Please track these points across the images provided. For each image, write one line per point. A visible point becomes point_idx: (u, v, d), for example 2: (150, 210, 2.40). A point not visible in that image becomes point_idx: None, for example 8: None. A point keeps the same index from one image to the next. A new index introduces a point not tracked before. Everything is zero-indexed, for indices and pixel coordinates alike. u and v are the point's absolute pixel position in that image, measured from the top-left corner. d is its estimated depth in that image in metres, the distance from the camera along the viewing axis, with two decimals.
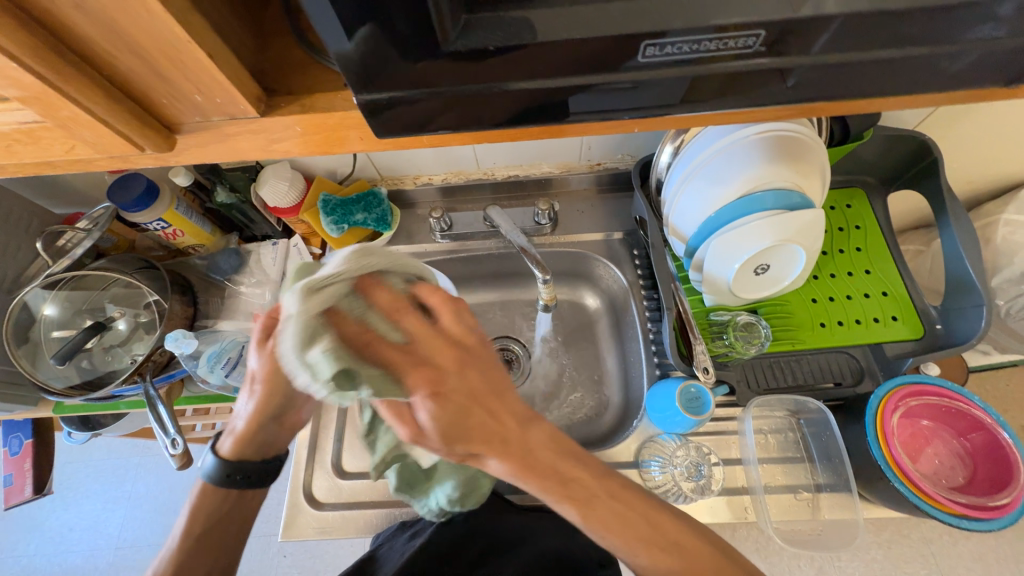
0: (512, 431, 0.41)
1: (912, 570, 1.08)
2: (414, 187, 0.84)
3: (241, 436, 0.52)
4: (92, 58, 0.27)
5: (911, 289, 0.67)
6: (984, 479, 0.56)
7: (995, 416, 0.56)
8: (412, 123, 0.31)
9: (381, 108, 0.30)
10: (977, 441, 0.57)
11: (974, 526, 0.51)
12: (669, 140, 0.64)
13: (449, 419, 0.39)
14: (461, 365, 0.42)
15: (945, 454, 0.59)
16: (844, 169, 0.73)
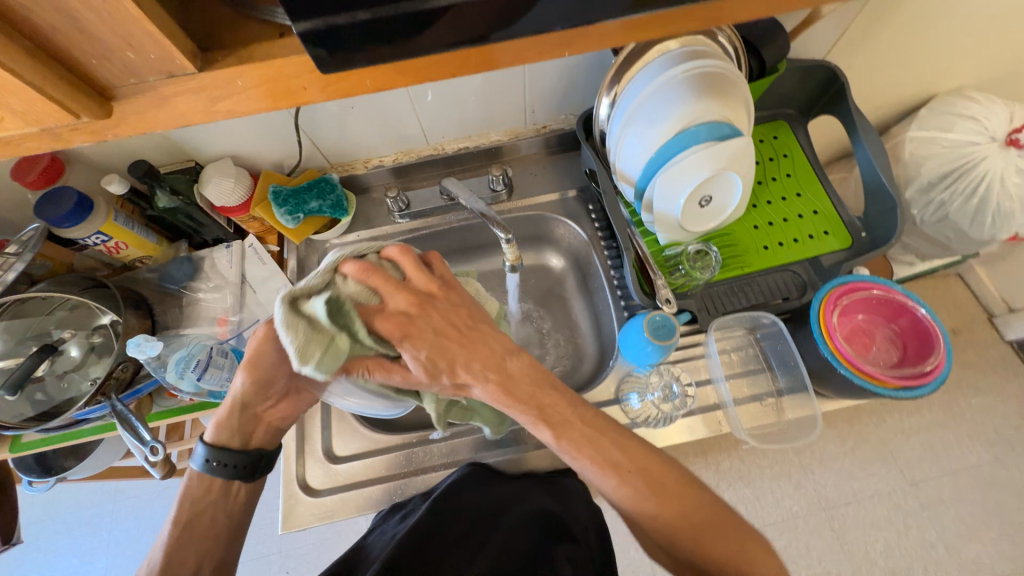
0: (497, 353, 0.56)
1: (874, 468, 1.26)
2: (366, 170, 0.84)
3: (221, 420, 0.58)
4: (11, 18, 0.26)
5: (837, 205, 0.74)
6: (914, 356, 0.63)
7: (915, 298, 0.63)
8: (352, 50, 0.31)
9: (317, 38, 0.30)
10: (904, 324, 0.65)
11: (915, 394, 0.57)
12: (604, 92, 0.67)
13: (426, 352, 0.54)
14: (431, 308, 0.56)
15: (881, 341, 0.66)
16: (767, 104, 0.79)
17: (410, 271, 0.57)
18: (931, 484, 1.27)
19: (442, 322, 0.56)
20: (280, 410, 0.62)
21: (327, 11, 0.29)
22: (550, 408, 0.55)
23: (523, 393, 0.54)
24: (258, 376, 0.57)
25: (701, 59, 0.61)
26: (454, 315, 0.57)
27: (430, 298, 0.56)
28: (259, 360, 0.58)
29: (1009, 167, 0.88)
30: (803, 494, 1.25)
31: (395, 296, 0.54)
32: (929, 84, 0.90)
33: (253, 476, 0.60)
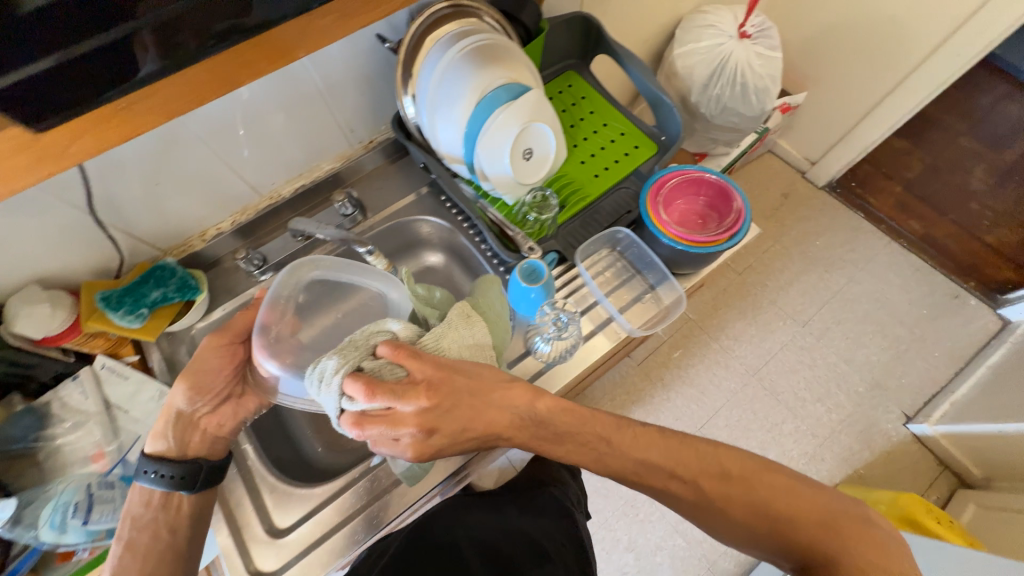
0: (522, 403, 0.58)
1: (777, 326, 1.65)
2: (206, 244, 0.79)
3: (158, 435, 0.62)
4: None
5: (636, 122, 0.87)
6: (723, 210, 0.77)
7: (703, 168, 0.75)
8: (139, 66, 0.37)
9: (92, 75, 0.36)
10: (707, 190, 0.78)
11: (734, 240, 0.71)
12: (402, 91, 0.71)
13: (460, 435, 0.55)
14: (448, 401, 0.53)
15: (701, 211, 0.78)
16: (552, 60, 0.90)
17: (397, 397, 0.49)
18: (806, 317, 1.66)
19: (458, 407, 0.54)
20: (219, 418, 0.64)
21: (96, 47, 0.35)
22: (583, 445, 0.60)
23: (539, 437, 0.59)
24: (195, 380, 0.61)
25: (472, 37, 0.68)
26: (468, 390, 0.55)
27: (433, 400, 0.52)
28: (202, 366, 0.62)
29: (750, 54, 1.11)
30: (732, 370, 1.60)
31: (409, 415, 0.51)
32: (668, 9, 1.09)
33: (189, 487, 0.60)
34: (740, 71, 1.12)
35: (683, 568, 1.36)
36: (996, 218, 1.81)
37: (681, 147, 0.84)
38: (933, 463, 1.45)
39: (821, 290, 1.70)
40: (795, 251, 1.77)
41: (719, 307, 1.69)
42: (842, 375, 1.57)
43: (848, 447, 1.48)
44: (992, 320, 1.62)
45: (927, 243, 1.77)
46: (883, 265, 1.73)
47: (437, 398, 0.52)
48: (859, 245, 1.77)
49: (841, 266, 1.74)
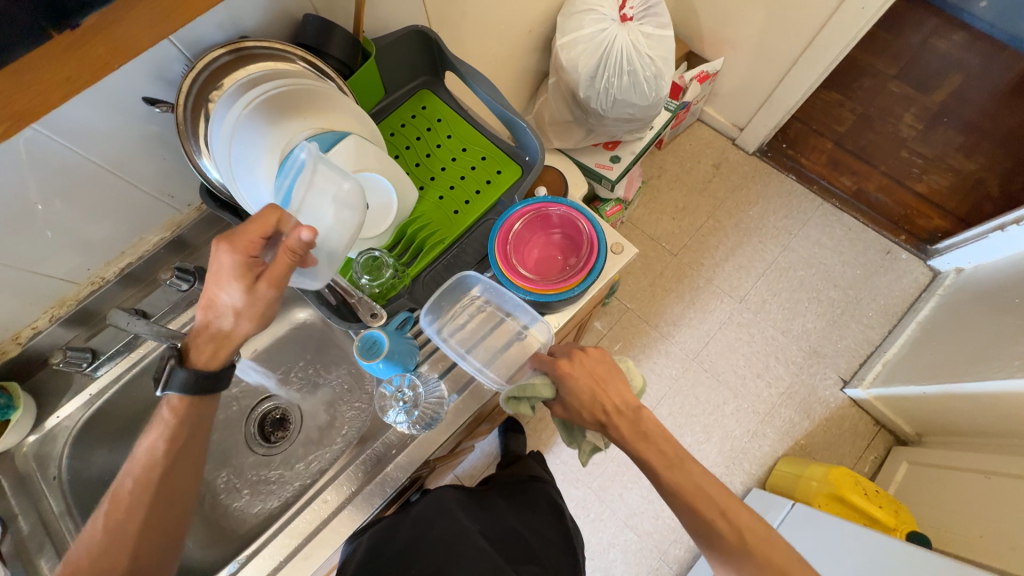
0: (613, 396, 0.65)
1: (711, 304, 1.63)
2: (22, 348, 0.70)
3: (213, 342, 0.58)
4: None
5: (498, 142, 0.79)
6: (575, 240, 0.78)
7: (549, 204, 0.75)
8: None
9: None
10: (557, 222, 0.78)
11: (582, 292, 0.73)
12: (199, 152, 0.62)
13: (598, 379, 0.66)
14: (576, 373, 0.66)
15: (556, 244, 0.79)
16: (397, 82, 0.80)
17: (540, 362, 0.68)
18: (743, 292, 1.64)
19: (591, 370, 0.66)
20: None
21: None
22: (660, 450, 0.63)
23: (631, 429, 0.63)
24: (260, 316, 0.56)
25: (263, 85, 0.59)
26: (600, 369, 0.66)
27: (574, 356, 0.67)
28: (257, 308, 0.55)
29: (633, 39, 1.03)
30: (672, 357, 1.58)
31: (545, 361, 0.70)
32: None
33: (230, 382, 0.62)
34: (626, 58, 1.03)
35: (636, 561, 1.39)
36: (927, 164, 1.78)
37: (547, 167, 0.76)
38: (870, 423, 1.48)
39: (756, 262, 1.68)
40: (729, 223, 1.72)
41: (655, 293, 1.65)
42: (781, 347, 1.57)
43: (789, 419, 1.49)
44: (923, 272, 1.62)
45: (859, 200, 1.73)
46: (816, 228, 1.71)
47: (571, 367, 0.66)
48: (792, 210, 1.73)
49: (775, 234, 1.71)
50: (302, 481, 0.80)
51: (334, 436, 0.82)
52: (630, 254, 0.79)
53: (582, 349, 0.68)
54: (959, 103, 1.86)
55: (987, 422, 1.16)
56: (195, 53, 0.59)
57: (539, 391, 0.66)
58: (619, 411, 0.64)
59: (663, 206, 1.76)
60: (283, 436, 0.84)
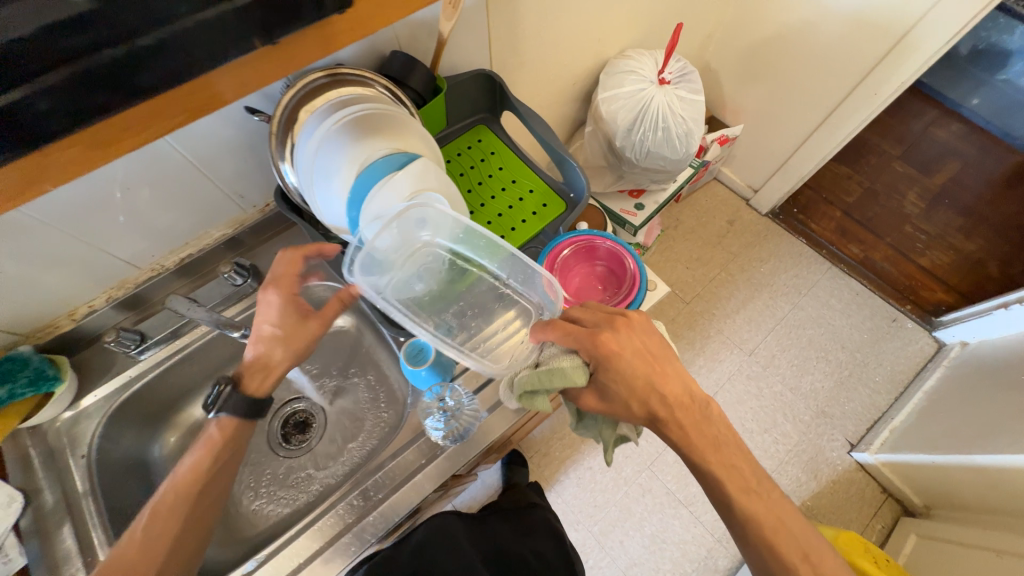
0: (664, 387, 0.67)
1: (720, 354, 1.66)
2: (77, 323, 0.73)
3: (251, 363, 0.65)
4: None
5: (546, 178, 0.85)
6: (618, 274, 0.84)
7: (598, 234, 0.84)
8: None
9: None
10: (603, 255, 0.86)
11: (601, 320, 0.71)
12: (280, 157, 0.68)
13: (648, 360, 0.67)
14: (627, 350, 0.66)
15: (598, 276, 0.86)
16: (457, 116, 0.87)
17: (573, 330, 0.67)
18: (755, 345, 1.67)
19: (637, 347, 0.68)
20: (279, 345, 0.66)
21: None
22: (730, 458, 0.67)
23: (691, 420, 0.67)
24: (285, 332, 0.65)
25: (349, 108, 0.65)
26: (648, 347, 0.68)
27: (618, 327, 0.68)
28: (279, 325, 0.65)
29: (670, 99, 1.12)
30: None
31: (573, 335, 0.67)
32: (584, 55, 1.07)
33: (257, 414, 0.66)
34: (662, 115, 1.12)
35: None
36: (929, 241, 1.87)
37: (590, 204, 0.82)
38: (876, 489, 1.47)
39: (765, 318, 1.72)
40: (741, 278, 1.77)
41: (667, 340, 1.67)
42: (788, 404, 1.58)
43: (796, 478, 1.48)
44: (928, 342, 1.66)
45: (866, 267, 1.80)
46: (826, 289, 1.76)
47: (618, 343, 0.66)
48: (802, 270, 1.80)
49: (785, 292, 1.76)
50: (318, 486, 0.80)
51: (357, 443, 0.83)
52: (664, 293, 0.82)
53: (624, 321, 0.68)
54: (957, 187, 1.98)
55: (996, 500, 1.15)
56: (297, 74, 0.67)
57: (569, 369, 0.65)
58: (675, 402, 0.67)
59: (678, 255, 1.82)
60: (304, 439, 0.85)
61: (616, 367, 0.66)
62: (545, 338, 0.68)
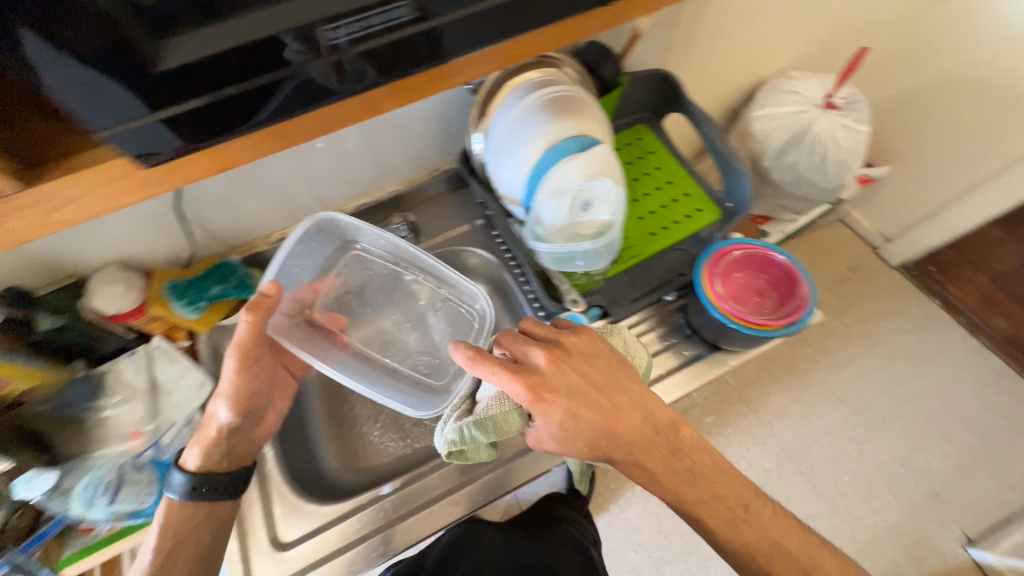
0: (622, 415, 0.59)
1: (823, 408, 1.49)
2: (269, 245, 0.83)
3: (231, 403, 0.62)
4: None
5: (704, 184, 0.84)
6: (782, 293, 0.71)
7: (771, 246, 0.72)
8: (177, 147, 0.38)
9: (160, 129, 0.36)
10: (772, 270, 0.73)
11: (755, 336, 0.65)
12: (474, 127, 0.73)
13: (605, 380, 0.60)
14: (558, 368, 0.58)
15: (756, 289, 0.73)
16: (624, 112, 0.89)
17: (499, 369, 0.56)
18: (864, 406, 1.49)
19: (577, 380, 0.58)
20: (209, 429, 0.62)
21: (157, 103, 0.34)
22: None
23: (666, 459, 0.60)
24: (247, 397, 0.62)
25: (547, 88, 0.69)
26: (591, 368, 0.60)
27: (565, 352, 0.59)
28: (241, 391, 0.62)
29: (834, 126, 1.06)
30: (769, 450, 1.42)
31: (510, 380, 0.56)
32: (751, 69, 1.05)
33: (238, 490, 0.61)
34: (822, 141, 1.07)
35: None
36: None
37: (749, 216, 0.78)
38: None
39: (880, 378, 1.54)
40: (856, 330, 1.61)
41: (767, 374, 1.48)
42: (896, 478, 1.41)
43: (895, 561, 1.32)
44: None
45: (1006, 341, 1.63)
46: (958, 361, 1.57)
47: (551, 380, 0.57)
48: (931, 335, 1.61)
49: (907, 355, 1.58)
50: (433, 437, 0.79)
51: None
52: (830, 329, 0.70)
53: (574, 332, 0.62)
54: None
55: None
56: None
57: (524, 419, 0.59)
58: (638, 435, 0.59)
59: None
60: None
61: (579, 397, 0.57)
62: (475, 373, 0.57)
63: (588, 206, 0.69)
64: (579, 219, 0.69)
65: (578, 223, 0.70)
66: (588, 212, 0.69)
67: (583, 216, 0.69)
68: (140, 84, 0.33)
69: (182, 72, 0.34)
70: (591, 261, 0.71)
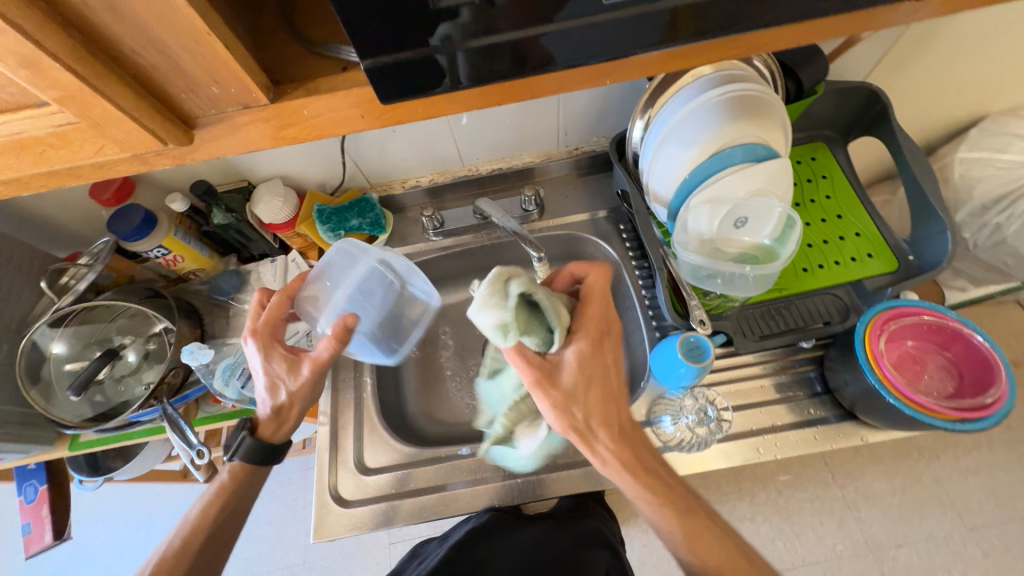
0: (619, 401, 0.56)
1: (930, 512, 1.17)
2: (403, 190, 0.86)
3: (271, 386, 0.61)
4: (145, 79, 0.28)
5: (883, 228, 0.71)
6: (971, 384, 0.58)
7: (969, 323, 0.60)
8: (397, 93, 0.30)
9: (388, 73, 0.29)
10: (958, 350, 0.61)
11: (915, 418, 0.55)
12: (638, 114, 0.68)
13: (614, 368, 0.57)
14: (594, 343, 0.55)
15: (934, 369, 0.61)
16: (804, 125, 0.78)
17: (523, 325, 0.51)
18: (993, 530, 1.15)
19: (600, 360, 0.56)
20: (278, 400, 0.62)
21: (398, 49, 0.28)
22: None
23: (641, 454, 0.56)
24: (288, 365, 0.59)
25: (738, 82, 0.60)
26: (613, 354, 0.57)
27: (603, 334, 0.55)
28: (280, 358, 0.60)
29: None
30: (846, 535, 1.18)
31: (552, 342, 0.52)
32: (983, 102, 0.84)
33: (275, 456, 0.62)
34: None
35: None
36: None
37: (938, 276, 0.63)
38: None
39: None
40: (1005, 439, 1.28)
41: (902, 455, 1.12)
42: None
43: None
44: None
45: None
46: None
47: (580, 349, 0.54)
48: None
49: None
50: None
51: None
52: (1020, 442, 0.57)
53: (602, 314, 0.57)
54: None
55: None
56: None
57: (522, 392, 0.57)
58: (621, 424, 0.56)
59: None
60: None
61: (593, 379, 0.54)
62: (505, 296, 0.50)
63: (743, 222, 0.61)
64: (728, 235, 0.62)
65: (726, 240, 0.62)
66: (741, 229, 0.62)
67: (734, 232, 0.62)
68: (394, 35, 0.27)
69: (440, 39, 0.28)
70: (731, 286, 0.63)
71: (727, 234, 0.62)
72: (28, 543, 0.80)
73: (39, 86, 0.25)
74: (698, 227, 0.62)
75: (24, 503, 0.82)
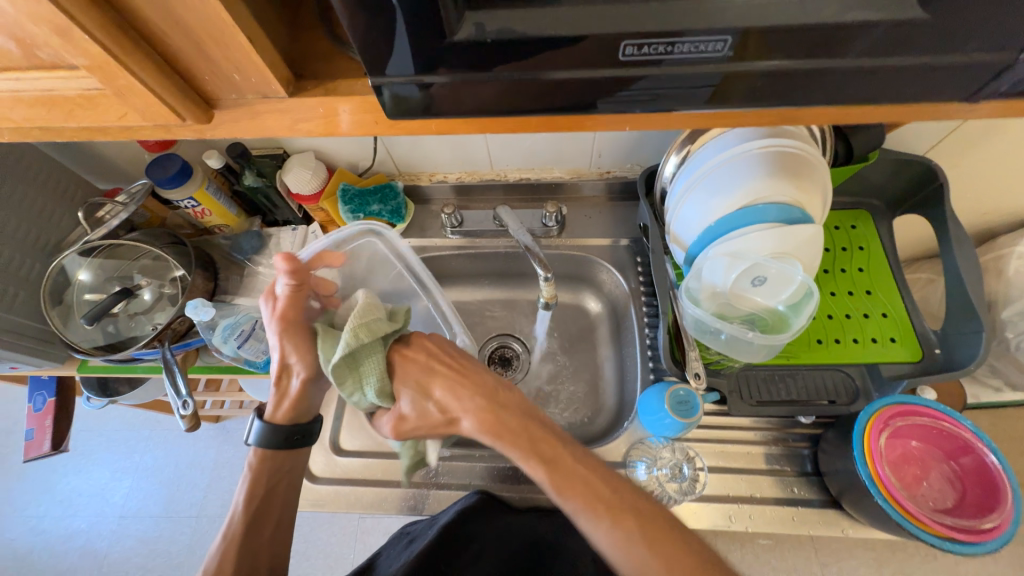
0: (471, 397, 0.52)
1: None
2: (429, 184, 0.87)
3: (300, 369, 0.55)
4: (172, 58, 0.29)
5: (913, 313, 0.67)
6: (972, 503, 0.55)
7: (984, 438, 0.56)
8: (408, 113, 0.32)
9: (403, 88, 0.30)
10: (967, 464, 0.57)
11: (900, 525, 0.52)
12: (675, 150, 0.66)
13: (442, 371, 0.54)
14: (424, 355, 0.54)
15: (936, 477, 0.58)
16: (850, 191, 0.74)
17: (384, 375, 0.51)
18: None
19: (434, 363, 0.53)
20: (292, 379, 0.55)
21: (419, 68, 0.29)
22: None
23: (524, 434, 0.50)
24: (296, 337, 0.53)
25: (783, 138, 0.57)
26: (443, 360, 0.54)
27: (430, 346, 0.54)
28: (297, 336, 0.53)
29: None
30: None
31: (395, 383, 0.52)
32: None
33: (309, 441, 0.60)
34: None
35: None
36: None
37: (965, 377, 0.58)
38: None
39: None
40: None
41: (938, 562, 0.93)
42: None
43: None
44: None
45: None
46: None
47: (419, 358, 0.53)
48: None
49: None
50: None
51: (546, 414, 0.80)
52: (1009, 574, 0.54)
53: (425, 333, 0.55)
54: None
55: None
56: None
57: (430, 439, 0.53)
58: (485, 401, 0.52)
59: None
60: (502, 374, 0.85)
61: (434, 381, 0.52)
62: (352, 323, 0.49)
63: (756, 282, 0.58)
64: (740, 292, 0.59)
65: (737, 298, 0.60)
66: (754, 289, 0.59)
67: (744, 291, 0.59)
68: (415, 57, 0.28)
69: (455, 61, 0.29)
70: (734, 348, 0.61)
71: (737, 293, 0.59)
72: (28, 448, 0.87)
73: (70, 52, 0.26)
74: (710, 279, 0.60)
75: (31, 409, 0.88)
